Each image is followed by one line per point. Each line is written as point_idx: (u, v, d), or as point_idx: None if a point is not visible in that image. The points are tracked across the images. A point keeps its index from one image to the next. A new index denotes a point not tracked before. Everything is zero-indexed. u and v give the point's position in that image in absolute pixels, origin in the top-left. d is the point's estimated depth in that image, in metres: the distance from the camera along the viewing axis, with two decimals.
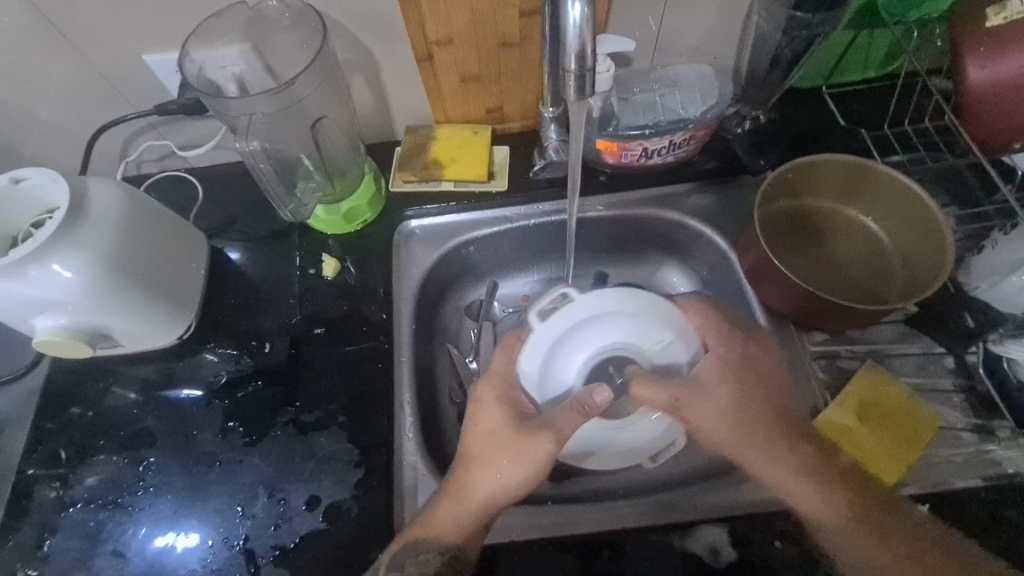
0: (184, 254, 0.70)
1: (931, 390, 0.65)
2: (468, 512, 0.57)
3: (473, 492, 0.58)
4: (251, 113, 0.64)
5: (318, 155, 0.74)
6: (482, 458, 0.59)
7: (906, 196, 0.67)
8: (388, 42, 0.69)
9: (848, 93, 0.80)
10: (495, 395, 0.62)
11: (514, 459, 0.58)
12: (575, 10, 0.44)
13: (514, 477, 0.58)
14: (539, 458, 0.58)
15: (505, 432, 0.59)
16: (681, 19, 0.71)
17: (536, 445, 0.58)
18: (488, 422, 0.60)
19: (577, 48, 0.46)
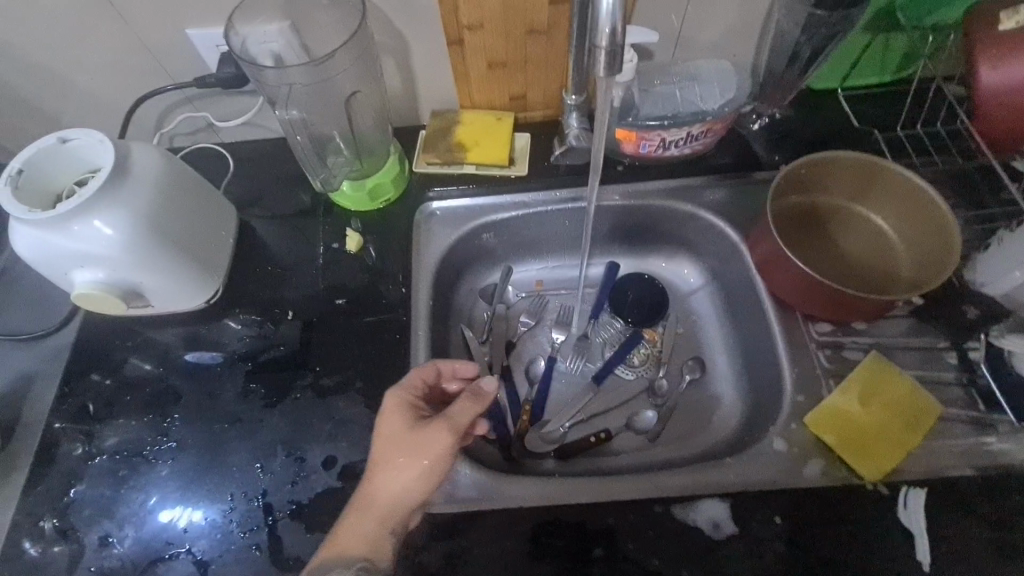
0: (215, 221, 0.73)
1: (933, 383, 0.66)
2: (375, 519, 0.56)
3: (377, 498, 0.57)
4: (292, 84, 0.68)
5: (349, 130, 0.77)
6: (383, 461, 0.58)
7: (917, 196, 0.69)
8: (420, 24, 0.71)
9: (863, 96, 0.82)
10: (395, 402, 0.62)
11: (411, 456, 0.58)
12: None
13: (413, 475, 0.57)
14: (434, 452, 0.58)
15: (404, 433, 0.59)
16: (703, 14, 0.73)
17: (430, 437, 0.58)
18: (389, 430, 0.60)
19: (609, 25, 0.48)
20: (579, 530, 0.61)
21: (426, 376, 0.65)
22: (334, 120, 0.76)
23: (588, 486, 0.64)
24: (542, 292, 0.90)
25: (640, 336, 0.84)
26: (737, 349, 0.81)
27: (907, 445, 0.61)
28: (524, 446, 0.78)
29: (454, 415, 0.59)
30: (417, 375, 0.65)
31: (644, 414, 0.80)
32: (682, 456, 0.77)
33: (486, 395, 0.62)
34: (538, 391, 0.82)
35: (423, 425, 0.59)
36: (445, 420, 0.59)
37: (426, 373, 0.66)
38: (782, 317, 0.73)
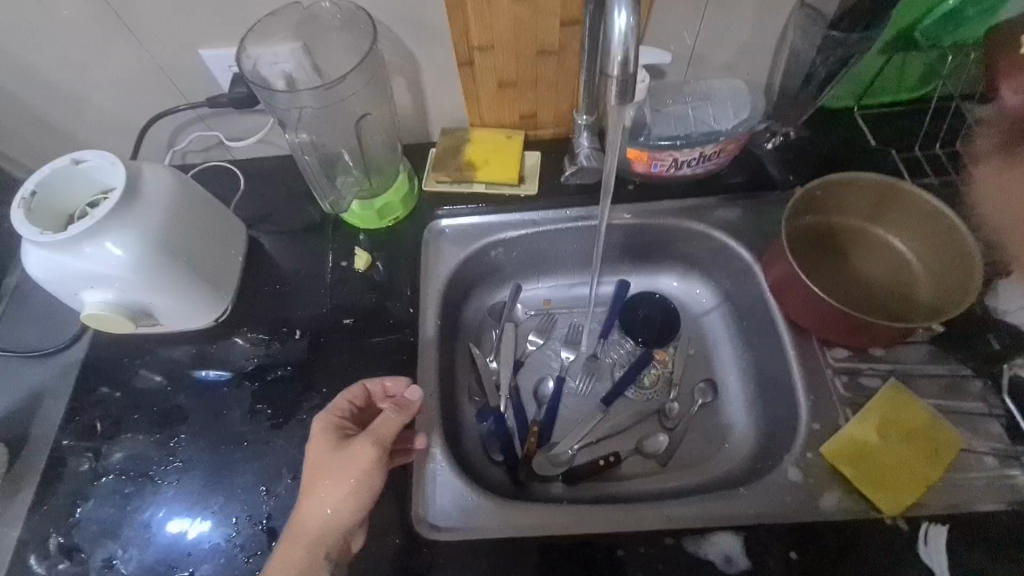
0: (225, 240, 0.73)
1: (955, 412, 0.64)
2: (306, 545, 0.55)
3: (307, 523, 0.56)
4: (301, 108, 0.68)
5: (358, 150, 0.77)
6: (310, 486, 0.58)
7: (935, 217, 0.68)
8: (430, 44, 0.71)
9: (880, 116, 0.81)
10: (320, 425, 0.61)
11: (337, 477, 0.57)
12: (622, 19, 0.46)
13: (342, 494, 0.57)
14: (357, 467, 0.57)
15: (328, 456, 0.58)
16: (716, 35, 0.72)
17: (353, 453, 0.58)
18: (313, 454, 0.59)
19: (621, 56, 0.48)
20: (579, 553, 0.60)
21: (354, 396, 0.64)
22: (343, 139, 0.76)
23: (587, 515, 0.63)
24: (551, 311, 0.89)
25: (650, 356, 0.83)
26: (750, 372, 0.79)
27: (928, 477, 0.60)
28: (531, 470, 0.77)
29: (374, 426, 0.59)
30: (344, 397, 0.64)
31: (655, 438, 0.79)
32: (693, 482, 0.75)
33: (411, 405, 0.61)
34: (546, 413, 0.81)
35: (347, 444, 0.59)
36: (365, 434, 0.58)
37: (354, 393, 0.65)
38: (796, 341, 0.71)
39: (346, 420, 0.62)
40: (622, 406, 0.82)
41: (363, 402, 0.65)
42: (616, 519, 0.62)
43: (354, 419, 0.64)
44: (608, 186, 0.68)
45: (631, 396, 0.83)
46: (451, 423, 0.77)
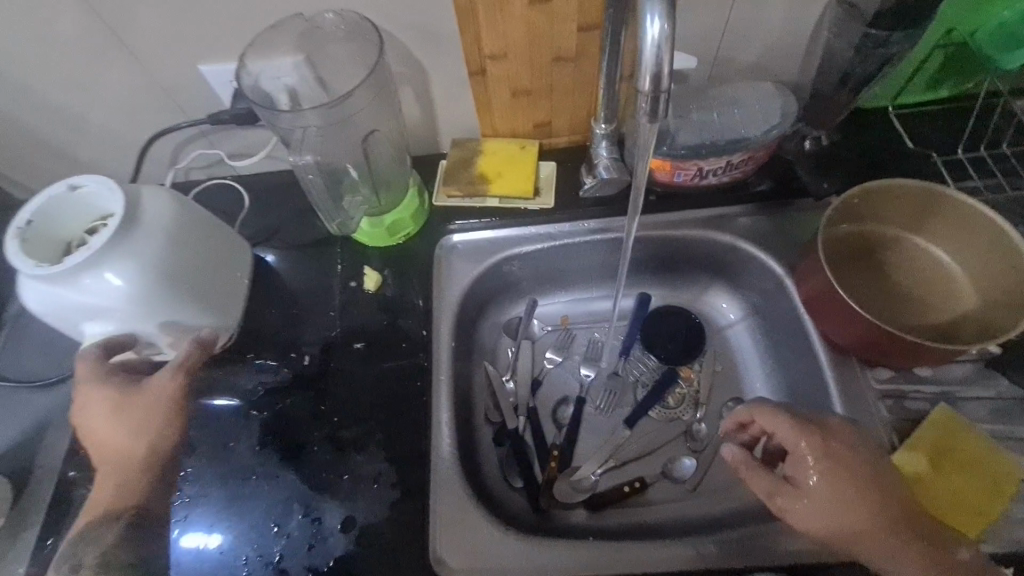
0: (228, 263, 0.71)
1: (1013, 437, 0.60)
2: (125, 476, 0.58)
3: (118, 455, 0.58)
4: (305, 127, 0.64)
5: (366, 166, 0.73)
6: (95, 427, 0.58)
7: (984, 227, 0.63)
8: (439, 52, 0.67)
9: (918, 115, 0.75)
10: (79, 376, 0.58)
11: (141, 414, 0.58)
12: (654, 27, 0.42)
13: (152, 428, 0.58)
14: (159, 402, 0.59)
15: (101, 400, 0.58)
16: (743, 34, 0.67)
17: (151, 389, 0.59)
18: (97, 402, 0.58)
19: (652, 69, 0.44)
20: None
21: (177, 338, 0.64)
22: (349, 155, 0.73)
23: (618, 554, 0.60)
24: (568, 327, 0.86)
25: (676, 374, 0.80)
26: (782, 390, 0.75)
27: (986, 510, 0.55)
28: (552, 497, 0.73)
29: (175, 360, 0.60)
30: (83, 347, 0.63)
31: (683, 461, 0.75)
32: (725, 510, 0.72)
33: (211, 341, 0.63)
34: (567, 435, 0.78)
35: (134, 384, 0.59)
36: (163, 371, 0.60)
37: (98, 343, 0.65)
38: (835, 361, 0.67)
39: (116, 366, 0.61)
40: (646, 428, 0.79)
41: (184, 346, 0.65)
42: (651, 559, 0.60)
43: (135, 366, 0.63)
44: (633, 208, 0.64)
45: (654, 416, 0.79)
46: (467, 450, 0.73)
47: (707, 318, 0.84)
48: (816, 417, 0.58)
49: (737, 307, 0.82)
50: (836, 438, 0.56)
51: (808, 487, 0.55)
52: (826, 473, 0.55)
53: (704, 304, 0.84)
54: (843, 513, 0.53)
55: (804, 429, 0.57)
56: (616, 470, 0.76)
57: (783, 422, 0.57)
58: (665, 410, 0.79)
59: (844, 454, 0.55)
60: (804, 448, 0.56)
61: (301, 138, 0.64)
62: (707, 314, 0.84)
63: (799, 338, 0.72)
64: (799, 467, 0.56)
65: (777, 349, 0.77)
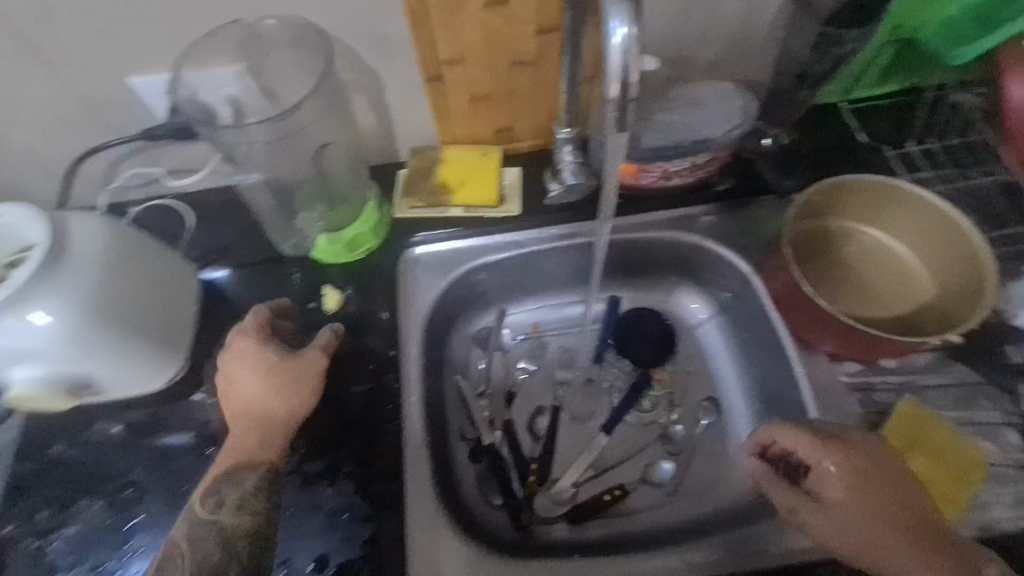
0: (175, 291, 0.65)
1: (976, 424, 0.61)
2: (264, 437, 0.60)
3: (254, 416, 0.60)
4: (250, 142, 0.62)
5: (318, 175, 0.70)
6: (277, 393, 0.61)
7: (939, 219, 0.65)
8: (392, 58, 0.64)
9: (874, 109, 0.76)
10: (245, 342, 0.63)
11: (291, 382, 0.62)
12: (619, 33, 0.41)
13: (300, 396, 0.61)
14: (306, 374, 0.62)
15: (273, 364, 0.62)
16: (702, 34, 0.67)
17: (302, 362, 0.63)
18: (251, 361, 0.62)
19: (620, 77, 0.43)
20: None
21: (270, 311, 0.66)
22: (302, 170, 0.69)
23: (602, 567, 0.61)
24: (540, 335, 0.84)
25: (648, 379, 0.79)
26: (755, 388, 0.75)
27: (953, 497, 0.58)
28: (533, 512, 0.72)
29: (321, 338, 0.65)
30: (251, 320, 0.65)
31: (661, 465, 0.75)
32: (707, 512, 0.72)
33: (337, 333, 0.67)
34: (545, 447, 0.76)
35: (289, 354, 0.63)
36: (315, 347, 0.64)
37: (259, 317, 0.65)
38: (806, 358, 0.68)
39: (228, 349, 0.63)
40: (623, 434, 0.78)
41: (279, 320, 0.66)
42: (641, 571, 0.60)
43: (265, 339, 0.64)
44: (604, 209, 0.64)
45: (631, 421, 0.78)
46: (443, 472, 0.71)
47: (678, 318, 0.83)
48: (840, 432, 0.59)
49: (705, 306, 0.82)
50: (859, 453, 0.57)
51: (830, 503, 0.56)
52: (850, 490, 0.56)
53: (673, 304, 0.84)
54: (860, 530, 0.55)
55: (826, 445, 0.57)
56: (596, 480, 0.75)
57: (805, 437, 0.58)
58: (642, 413, 0.78)
59: (867, 469, 0.56)
60: (828, 465, 0.57)
61: (247, 154, 0.64)
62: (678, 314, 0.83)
63: (767, 335, 0.73)
64: (821, 482, 0.57)
65: (746, 347, 0.77)
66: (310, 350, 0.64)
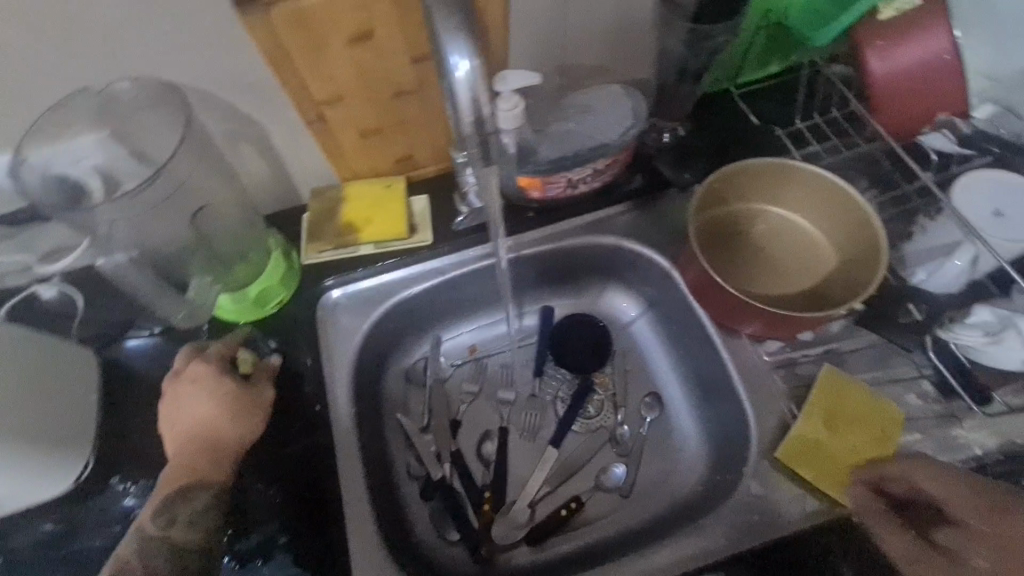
0: (69, 385, 0.62)
1: (890, 382, 0.64)
2: (213, 462, 0.60)
3: (203, 438, 0.61)
4: (110, 220, 0.56)
5: (201, 238, 0.64)
6: (231, 417, 0.63)
7: (833, 191, 0.68)
8: (266, 104, 0.61)
9: (758, 92, 0.79)
10: (197, 367, 0.64)
11: (244, 409, 0.63)
12: (462, 65, 0.42)
13: (251, 423, 0.63)
14: (257, 402, 0.64)
15: (227, 389, 0.63)
16: (581, 41, 0.67)
17: (253, 388, 0.65)
18: (203, 386, 0.63)
19: (471, 105, 0.45)
20: None
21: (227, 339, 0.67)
22: (180, 236, 0.63)
23: None
24: (476, 358, 0.82)
25: (589, 385, 0.79)
26: (691, 377, 0.76)
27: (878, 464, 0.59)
28: (492, 542, 0.71)
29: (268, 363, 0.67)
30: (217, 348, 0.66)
31: (613, 470, 0.75)
32: (661, 509, 0.72)
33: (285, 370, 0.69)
34: (495, 473, 0.74)
35: (243, 382, 0.65)
36: (263, 373, 0.66)
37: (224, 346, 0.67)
38: (729, 343, 0.69)
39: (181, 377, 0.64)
40: (573, 445, 0.77)
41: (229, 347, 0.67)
42: None
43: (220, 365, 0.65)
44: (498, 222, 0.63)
45: (578, 431, 0.78)
46: (392, 518, 0.68)
47: (610, 317, 0.84)
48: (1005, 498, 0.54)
49: (634, 301, 0.83)
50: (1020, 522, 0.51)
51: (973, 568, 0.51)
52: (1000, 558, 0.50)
53: (604, 304, 0.84)
54: None
55: (979, 498, 0.53)
56: (551, 497, 0.74)
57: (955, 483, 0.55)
58: (587, 422, 0.78)
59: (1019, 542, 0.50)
60: (974, 523, 0.52)
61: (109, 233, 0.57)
62: (610, 313, 0.84)
63: (694, 325, 0.74)
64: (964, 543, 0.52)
65: (677, 338, 0.78)
66: (258, 377, 0.66)
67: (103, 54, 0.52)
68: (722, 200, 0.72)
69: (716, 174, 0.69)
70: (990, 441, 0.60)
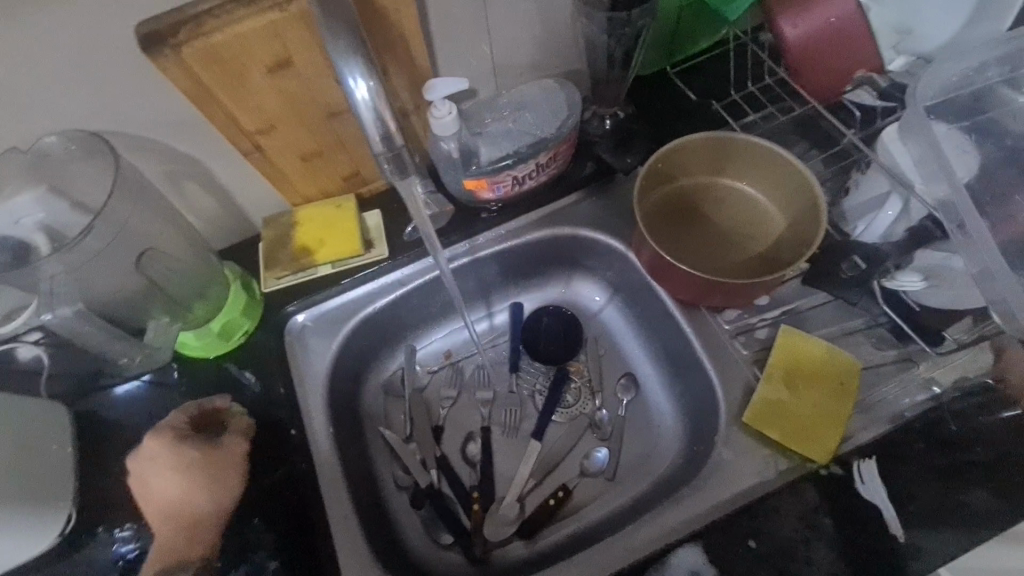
0: (40, 440, 0.62)
1: (844, 335, 0.66)
2: (195, 530, 0.60)
3: (178, 513, 0.61)
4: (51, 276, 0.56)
5: (151, 284, 0.63)
6: (205, 482, 0.62)
7: (770, 157, 0.69)
8: (203, 141, 0.61)
9: (692, 68, 0.80)
10: (156, 443, 0.63)
11: (217, 470, 0.63)
12: (360, 87, 0.46)
13: (227, 483, 0.63)
14: (230, 460, 0.64)
15: (197, 457, 0.63)
16: (508, 40, 0.68)
17: (224, 450, 0.64)
18: (171, 459, 0.62)
19: (376, 121, 0.48)
20: None
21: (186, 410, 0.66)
22: (130, 283, 0.62)
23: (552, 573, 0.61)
24: (452, 363, 0.83)
25: (564, 374, 0.80)
26: (661, 356, 0.78)
27: (842, 415, 0.61)
28: (485, 539, 0.72)
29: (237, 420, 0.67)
30: (177, 418, 0.65)
31: (596, 454, 0.77)
32: (646, 487, 0.74)
33: (259, 400, 0.69)
34: (481, 472, 0.75)
35: (210, 445, 0.64)
36: (232, 432, 0.66)
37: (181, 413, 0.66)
38: (688, 317, 0.71)
39: (145, 455, 0.63)
40: (556, 435, 0.78)
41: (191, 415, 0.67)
42: (598, 564, 0.60)
43: (185, 433, 0.64)
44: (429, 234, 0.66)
45: (557, 420, 0.79)
46: (383, 530, 0.69)
47: (578, 305, 0.85)
48: None
49: (599, 286, 0.84)
50: None
51: None
52: None
53: (570, 293, 0.85)
54: None
55: None
56: (540, 488, 0.75)
57: None
58: (565, 411, 0.79)
59: None
60: None
61: (51, 290, 0.55)
62: (577, 300, 0.85)
63: (657, 303, 0.75)
64: None
65: (644, 317, 0.79)
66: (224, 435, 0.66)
67: (25, 113, 0.52)
68: (669, 178, 0.74)
69: (657, 154, 0.70)
70: (946, 378, 0.62)
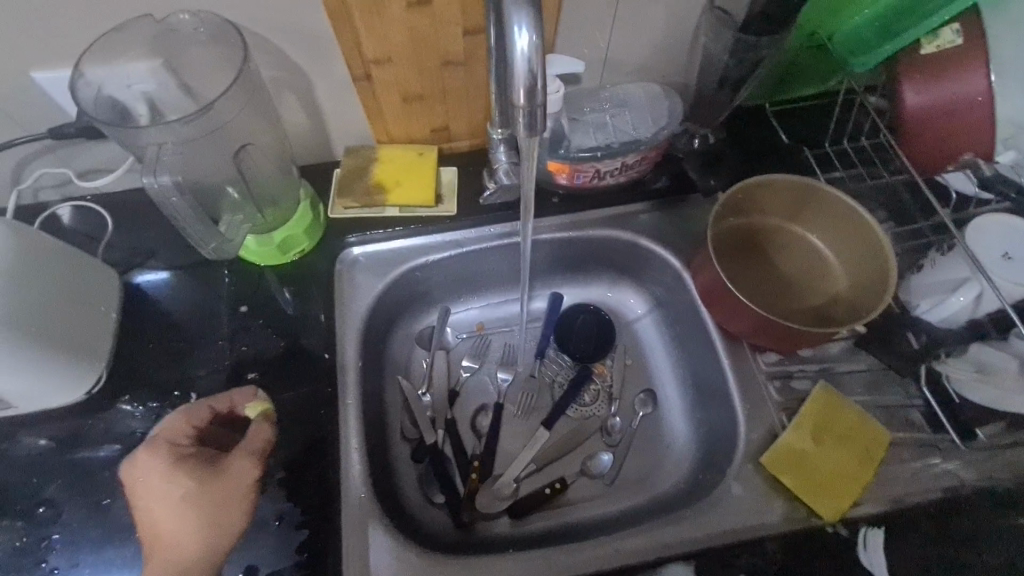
0: (90, 297, 0.64)
1: (878, 405, 0.66)
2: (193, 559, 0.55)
3: (175, 540, 0.55)
4: (158, 144, 0.57)
5: (241, 179, 0.65)
6: (207, 509, 0.56)
7: (851, 217, 0.69)
8: (319, 58, 0.63)
9: (793, 112, 0.80)
10: (155, 459, 0.57)
11: (220, 495, 0.57)
12: (523, 38, 0.44)
13: (229, 510, 0.56)
14: (236, 485, 0.57)
15: (196, 481, 0.57)
16: (630, 37, 0.69)
17: (230, 475, 0.58)
18: (169, 479, 0.56)
19: (527, 81, 0.46)
20: None
21: (196, 423, 0.60)
22: (220, 172, 0.64)
23: (539, 559, 0.61)
24: (483, 334, 0.84)
25: (589, 373, 0.81)
26: (688, 380, 0.78)
27: (860, 481, 0.61)
28: (474, 509, 0.73)
29: (249, 440, 0.59)
30: (182, 430, 0.59)
31: (600, 457, 0.77)
32: (640, 501, 0.74)
33: (297, 318, 0.71)
34: (486, 444, 0.77)
35: (214, 468, 0.58)
36: (239, 454, 0.59)
37: (184, 425, 0.60)
38: (729, 349, 0.71)
39: (141, 471, 0.57)
40: (565, 428, 0.79)
41: (200, 429, 0.61)
42: (587, 559, 0.61)
43: (188, 450, 0.59)
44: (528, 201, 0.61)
45: (570, 415, 0.80)
46: (383, 473, 0.71)
47: (617, 311, 0.85)
48: None
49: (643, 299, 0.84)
50: None
51: None
52: None
53: (613, 300, 0.86)
54: None
55: None
56: (537, 474, 0.76)
57: None
58: (579, 407, 0.80)
59: None
60: None
61: (156, 156, 0.57)
62: (617, 307, 0.85)
63: (699, 328, 0.76)
64: None
65: (680, 340, 0.80)
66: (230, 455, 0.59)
67: None
68: (743, 211, 0.74)
69: (739, 184, 0.70)
70: (966, 474, 0.62)
